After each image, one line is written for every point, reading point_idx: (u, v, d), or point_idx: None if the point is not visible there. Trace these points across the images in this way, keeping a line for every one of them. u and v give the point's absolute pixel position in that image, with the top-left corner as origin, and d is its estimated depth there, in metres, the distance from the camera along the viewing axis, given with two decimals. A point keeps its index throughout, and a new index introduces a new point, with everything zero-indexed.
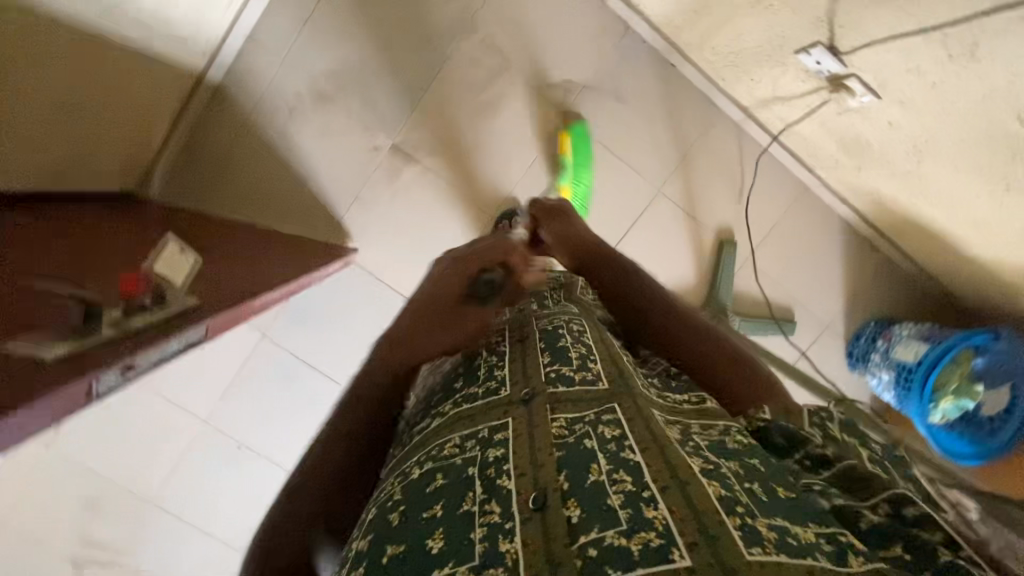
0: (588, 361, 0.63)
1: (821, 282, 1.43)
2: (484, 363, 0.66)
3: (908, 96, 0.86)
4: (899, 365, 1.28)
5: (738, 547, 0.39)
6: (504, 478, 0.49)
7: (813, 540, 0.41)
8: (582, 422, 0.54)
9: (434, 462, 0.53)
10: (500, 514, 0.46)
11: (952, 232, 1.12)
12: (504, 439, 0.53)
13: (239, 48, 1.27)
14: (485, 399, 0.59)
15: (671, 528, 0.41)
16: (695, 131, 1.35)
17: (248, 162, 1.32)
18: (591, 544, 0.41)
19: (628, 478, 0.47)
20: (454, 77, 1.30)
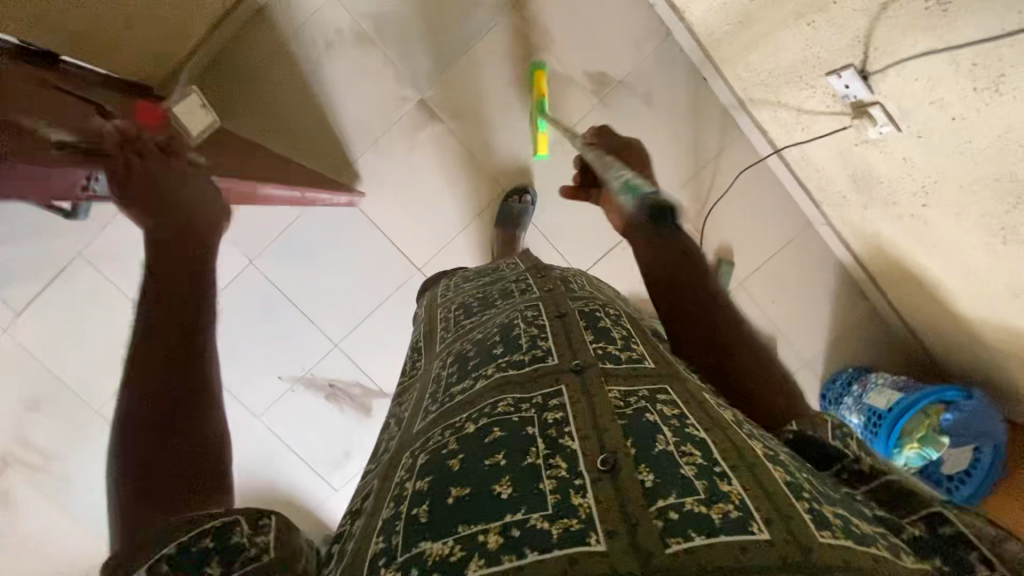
0: (630, 342, 0.60)
1: (809, 319, 1.45)
2: (524, 332, 0.61)
3: (926, 129, 0.90)
4: (870, 409, 1.30)
5: (810, 527, 0.37)
6: (566, 437, 0.45)
7: (872, 534, 0.40)
8: (638, 395, 0.51)
9: (489, 417, 0.49)
10: (568, 469, 0.42)
11: (943, 284, 1.15)
12: (561, 403, 0.49)
13: None
14: (533, 363, 0.56)
15: (748, 503, 0.38)
16: (714, 147, 1.38)
17: (276, 84, 1.29)
18: (671, 508, 0.38)
19: (697, 451, 0.43)
20: (495, 46, 1.32)
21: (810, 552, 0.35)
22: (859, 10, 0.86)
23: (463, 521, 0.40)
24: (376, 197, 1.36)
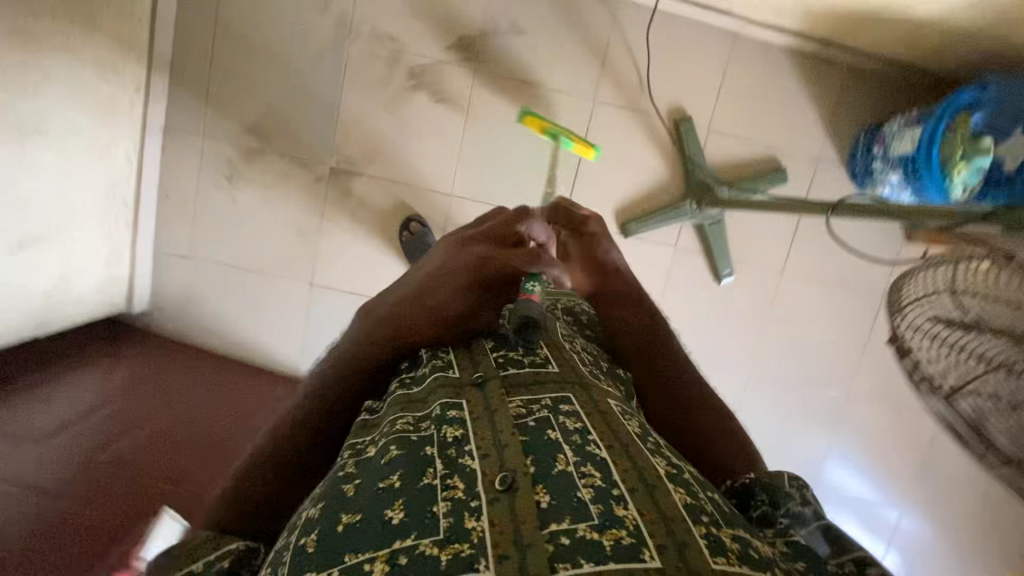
0: (535, 347, 0.67)
1: (793, 118, 1.36)
2: (427, 348, 0.67)
3: None
4: (902, 160, 1.21)
5: (705, 552, 0.42)
6: (466, 457, 0.49)
7: (765, 553, 0.47)
8: (540, 405, 0.57)
9: (388, 436, 0.53)
10: (465, 490, 0.46)
11: (890, 4, 1.06)
12: (461, 420, 0.54)
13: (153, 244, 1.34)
14: (437, 378, 0.60)
15: (641, 529, 0.44)
16: (603, 29, 1.31)
17: (214, 243, 1.36)
18: (563, 532, 0.43)
19: (595, 473, 0.49)
20: (358, 82, 1.31)
21: None
22: None
23: (350, 551, 0.43)
24: (351, 273, 1.39)
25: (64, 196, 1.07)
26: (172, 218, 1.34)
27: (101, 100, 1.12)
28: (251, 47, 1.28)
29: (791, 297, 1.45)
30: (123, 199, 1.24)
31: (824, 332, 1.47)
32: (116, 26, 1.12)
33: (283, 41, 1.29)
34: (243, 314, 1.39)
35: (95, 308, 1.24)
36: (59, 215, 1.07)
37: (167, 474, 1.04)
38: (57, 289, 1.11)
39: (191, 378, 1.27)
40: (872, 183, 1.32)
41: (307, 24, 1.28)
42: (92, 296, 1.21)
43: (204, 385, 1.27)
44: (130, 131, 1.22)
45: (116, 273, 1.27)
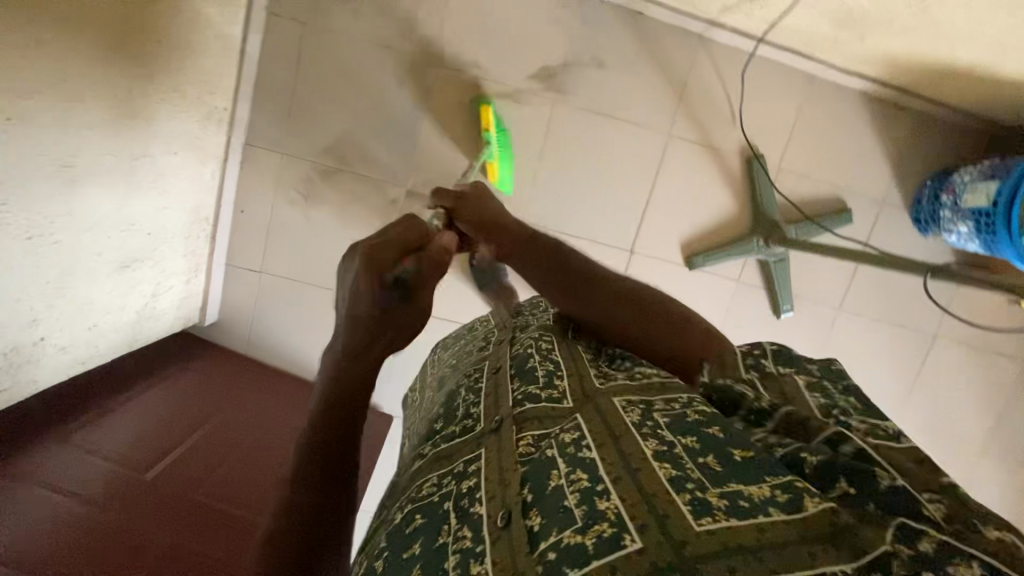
0: (553, 379, 0.64)
1: (863, 163, 1.39)
2: (462, 403, 0.68)
3: None
4: (974, 212, 1.24)
5: (686, 520, 0.42)
6: (476, 504, 0.51)
7: (768, 494, 0.43)
8: (547, 437, 0.55)
9: (413, 504, 0.56)
10: (473, 537, 0.48)
11: (980, 61, 1.08)
12: (476, 469, 0.55)
13: (225, 263, 1.36)
14: (464, 434, 0.62)
15: (622, 516, 0.43)
16: (683, 67, 1.33)
17: (286, 259, 1.37)
18: (550, 547, 0.43)
19: (584, 475, 0.48)
20: (438, 106, 1.32)
21: (682, 547, 0.40)
22: None
23: None
24: None
25: (163, 215, 1.09)
26: (247, 232, 1.35)
27: (198, 116, 1.13)
28: (336, 69, 1.30)
29: (846, 334, 1.48)
30: (206, 216, 1.26)
31: (874, 370, 1.50)
32: (215, 45, 1.13)
33: (368, 64, 1.30)
34: (308, 332, 1.41)
35: (173, 322, 1.24)
36: (158, 235, 1.09)
37: (234, 487, 1.00)
38: (140, 315, 1.11)
39: (244, 400, 1.22)
40: (937, 229, 1.34)
41: (392, 49, 1.29)
42: (172, 313, 1.22)
43: (252, 407, 1.21)
44: (218, 147, 1.23)
45: (193, 291, 1.28)
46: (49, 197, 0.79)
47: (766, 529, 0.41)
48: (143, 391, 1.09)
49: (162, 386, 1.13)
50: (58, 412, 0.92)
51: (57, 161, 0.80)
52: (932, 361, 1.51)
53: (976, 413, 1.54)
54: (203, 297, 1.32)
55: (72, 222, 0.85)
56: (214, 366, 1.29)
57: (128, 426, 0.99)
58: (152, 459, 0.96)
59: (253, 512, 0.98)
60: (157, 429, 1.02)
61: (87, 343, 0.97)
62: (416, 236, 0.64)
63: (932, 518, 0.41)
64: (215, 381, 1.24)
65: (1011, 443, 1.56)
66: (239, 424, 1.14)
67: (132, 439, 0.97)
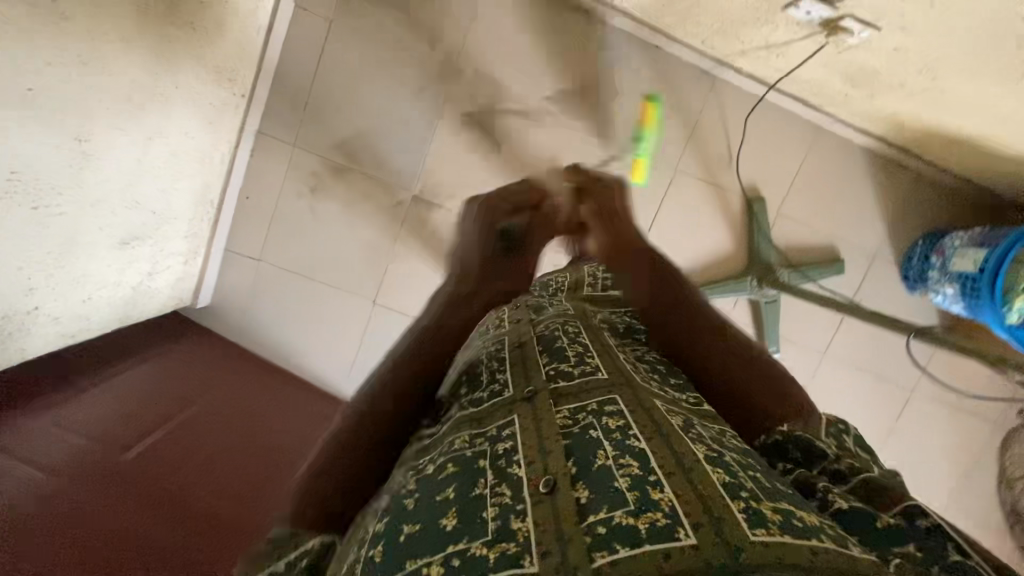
0: (585, 358, 0.62)
1: (860, 216, 1.42)
2: (485, 368, 0.63)
3: (907, 22, 0.88)
4: (961, 276, 1.28)
5: (742, 527, 0.39)
6: (515, 466, 0.47)
7: (815, 524, 0.42)
8: (585, 412, 0.53)
9: (446, 455, 0.51)
10: (511, 496, 0.45)
11: (980, 133, 1.11)
12: (511, 434, 0.51)
13: (226, 246, 1.36)
14: (490, 399, 0.58)
15: (677, 510, 0.41)
16: (697, 104, 1.36)
17: (285, 249, 1.37)
18: (599, 522, 0.40)
19: (634, 462, 0.45)
20: (454, 116, 1.34)
21: (737, 551, 0.38)
22: None
23: (410, 557, 0.42)
24: (412, 296, 1.41)
25: (170, 195, 1.09)
26: (250, 219, 1.35)
27: (215, 102, 1.13)
28: (358, 69, 1.31)
29: (827, 380, 1.51)
30: (212, 200, 1.26)
31: (852, 418, 1.53)
32: (240, 33, 1.14)
33: (390, 67, 1.32)
34: (299, 324, 1.41)
35: (165, 302, 1.24)
36: (163, 214, 1.10)
37: (220, 479, 1.00)
38: (134, 295, 1.11)
39: (252, 391, 1.24)
40: (925, 288, 1.39)
41: (416, 55, 1.31)
42: (166, 292, 1.22)
43: (260, 401, 1.23)
44: (231, 132, 1.24)
45: (189, 272, 1.27)
46: (60, 168, 0.80)
47: (818, 554, 0.38)
48: (140, 372, 1.09)
49: (159, 367, 1.14)
50: (47, 385, 0.93)
51: (70, 135, 0.79)
52: (907, 416, 1.54)
53: (945, 472, 1.57)
54: (199, 278, 1.32)
55: (78, 195, 0.85)
56: (221, 355, 1.31)
57: (119, 406, 0.99)
58: (139, 443, 0.95)
59: (234, 508, 0.97)
60: (148, 410, 1.02)
61: (79, 317, 0.97)
62: (525, 200, 1.05)
63: None
64: (213, 368, 1.24)
65: (976, 507, 1.59)
66: (233, 414, 1.14)
67: (111, 404, 0.98)
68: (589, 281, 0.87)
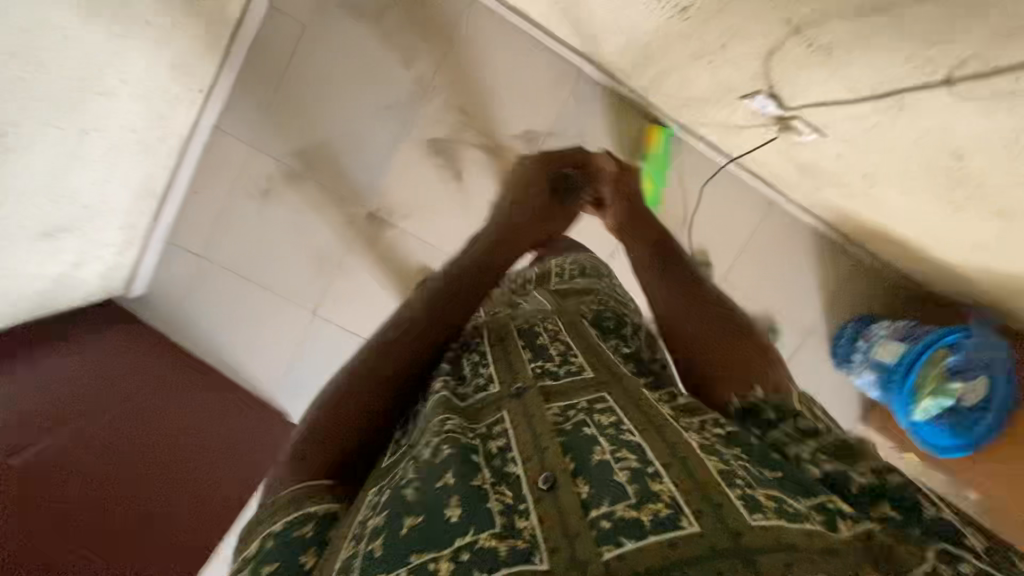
0: (568, 356, 0.63)
1: (799, 291, 1.47)
2: (467, 362, 0.66)
3: (851, 135, 0.90)
4: (880, 365, 1.38)
5: (742, 512, 0.39)
6: (510, 464, 0.48)
7: (805, 510, 0.42)
8: (575, 407, 0.53)
9: (439, 436, 0.50)
10: (513, 497, 0.45)
11: (912, 238, 1.16)
12: (502, 432, 0.52)
13: (166, 237, 1.32)
14: (478, 396, 0.59)
15: (677, 499, 0.41)
16: (658, 163, 1.39)
17: (229, 248, 1.34)
18: (603, 517, 0.41)
19: (631, 454, 0.45)
20: (419, 139, 1.34)
21: (738, 536, 0.38)
22: (748, 53, 0.84)
23: (415, 550, 0.41)
24: (355, 312, 1.40)
25: (103, 188, 1.05)
26: (195, 213, 1.32)
27: (164, 98, 1.09)
28: (327, 79, 1.29)
29: None
30: (154, 192, 1.22)
31: None
32: (203, 31, 1.11)
33: (360, 81, 1.30)
34: (233, 326, 1.37)
35: (92, 291, 1.19)
36: (93, 210, 1.06)
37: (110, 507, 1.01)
38: (57, 282, 1.06)
39: (173, 401, 1.23)
40: (847, 368, 1.47)
41: (388, 74, 1.30)
42: (93, 283, 1.17)
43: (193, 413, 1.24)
44: (182, 127, 1.20)
45: (121, 263, 1.23)
46: None
47: (814, 536, 0.39)
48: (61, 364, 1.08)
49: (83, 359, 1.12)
50: None
51: None
52: None
53: None
54: (133, 267, 1.28)
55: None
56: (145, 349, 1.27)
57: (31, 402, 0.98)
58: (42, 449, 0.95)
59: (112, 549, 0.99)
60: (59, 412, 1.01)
61: None
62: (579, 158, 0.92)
63: (973, 548, 0.41)
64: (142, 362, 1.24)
65: None
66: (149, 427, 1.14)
67: (8, 417, 0.93)
68: (558, 271, 0.90)
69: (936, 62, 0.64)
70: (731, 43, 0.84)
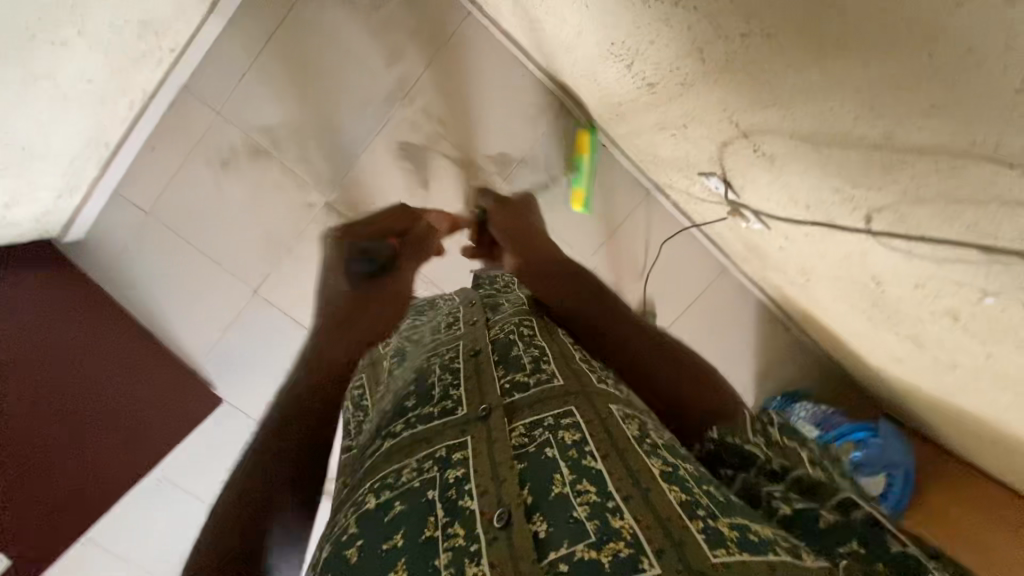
0: (541, 363, 0.62)
1: (737, 360, 1.50)
2: (438, 381, 0.63)
3: (789, 235, 0.92)
4: None
5: (702, 550, 0.40)
6: (466, 498, 0.47)
7: (771, 535, 0.43)
8: (541, 427, 0.53)
9: (393, 490, 0.51)
10: (465, 535, 0.44)
11: (841, 335, 1.20)
12: (463, 458, 0.51)
13: (113, 189, 1.29)
14: (441, 416, 0.57)
15: (639, 537, 0.42)
16: (624, 209, 1.41)
17: (179, 211, 1.31)
18: (561, 560, 0.41)
19: (592, 487, 0.46)
20: (391, 140, 1.32)
21: None
22: (706, 138, 0.86)
23: None
24: (297, 299, 1.38)
25: (47, 135, 0.99)
26: (149, 170, 1.29)
27: (129, 52, 1.06)
28: (308, 62, 1.26)
29: None
30: (107, 141, 1.19)
31: None
32: None
33: (341, 71, 1.28)
34: (168, 288, 1.34)
35: (24, 232, 1.15)
36: (33, 149, 0.98)
37: None
38: None
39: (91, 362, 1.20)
40: None
41: (372, 69, 1.29)
42: (25, 224, 1.13)
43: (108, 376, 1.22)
44: (146, 84, 1.17)
45: (60, 209, 1.19)
46: None
47: (779, 569, 0.39)
48: None
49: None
50: None
51: None
52: None
53: None
54: (72, 214, 1.24)
55: None
56: (69, 302, 1.22)
57: None
58: None
59: None
60: None
61: None
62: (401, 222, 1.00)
63: None
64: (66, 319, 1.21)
65: None
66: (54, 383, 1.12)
67: None
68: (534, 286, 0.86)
69: (858, 202, 0.66)
70: (693, 122, 0.86)
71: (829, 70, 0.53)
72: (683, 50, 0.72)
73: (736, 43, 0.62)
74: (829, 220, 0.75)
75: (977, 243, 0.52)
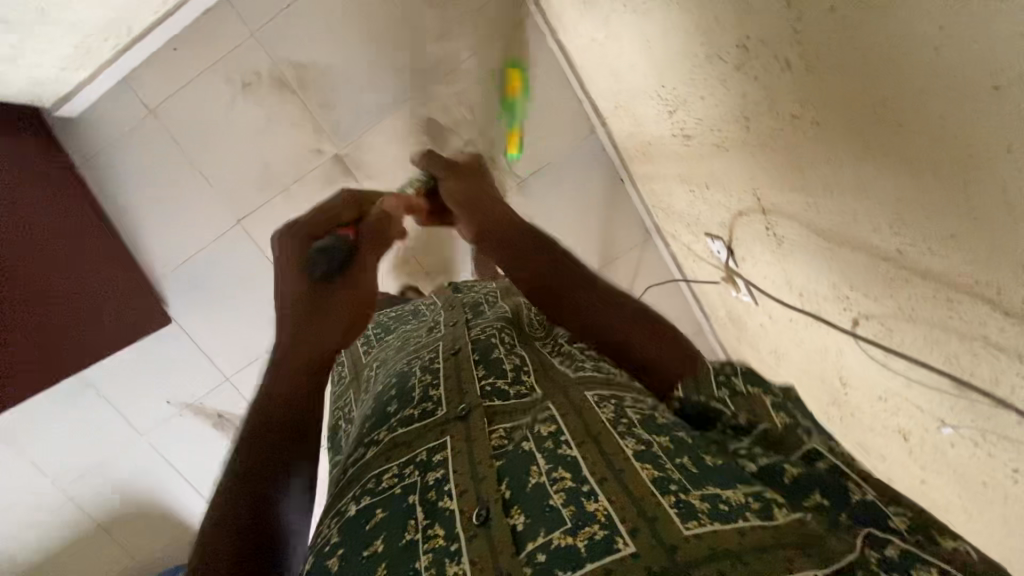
0: (521, 373, 0.61)
1: None
2: (418, 383, 0.63)
3: (773, 315, 0.95)
4: None
5: (675, 523, 0.39)
6: (446, 499, 0.46)
7: (743, 500, 0.41)
8: (519, 430, 0.52)
9: (371, 497, 0.49)
10: (444, 536, 0.43)
11: None
12: (442, 460, 0.50)
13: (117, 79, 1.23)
14: (421, 419, 0.57)
15: (613, 518, 0.40)
16: (622, 244, 1.42)
17: (181, 119, 1.26)
18: (538, 549, 0.40)
19: (568, 474, 0.45)
20: (418, 112, 1.30)
21: (674, 551, 0.37)
22: (723, 201, 0.88)
23: None
24: None
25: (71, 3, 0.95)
26: (162, 69, 1.23)
27: None
28: (357, 12, 1.24)
29: None
30: (128, 29, 1.14)
31: None
32: None
33: (387, 31, 1.26)
34: (149, 196, 1.28)
35: (15, 93, 1.09)
36: (52, 12, 0.94)
37: None
38: None
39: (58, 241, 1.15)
40: None
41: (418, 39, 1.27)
42: (19, 84, 1.07)
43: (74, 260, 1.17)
44: None
45: (58, 81, 1.13)
46: None
47: (746, 533, 0.38)
48: None
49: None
50: None
51: None
52: None
53: None
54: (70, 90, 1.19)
55: None
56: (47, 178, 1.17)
57: None
58: None
59: None
60: None
61: None
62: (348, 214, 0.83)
63: (898, 530, 0.40)
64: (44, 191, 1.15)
65: None
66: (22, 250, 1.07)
67: None
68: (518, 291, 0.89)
69: (850, 304, 0.68)
70: (715, 184, 0.88)
71: (862, 174, 0.54)
72: (729, 115, 0.73)
73: (782, 122, 0.63)
74: (817, 312, 0.76)
75: (951, 375, 0.54)
